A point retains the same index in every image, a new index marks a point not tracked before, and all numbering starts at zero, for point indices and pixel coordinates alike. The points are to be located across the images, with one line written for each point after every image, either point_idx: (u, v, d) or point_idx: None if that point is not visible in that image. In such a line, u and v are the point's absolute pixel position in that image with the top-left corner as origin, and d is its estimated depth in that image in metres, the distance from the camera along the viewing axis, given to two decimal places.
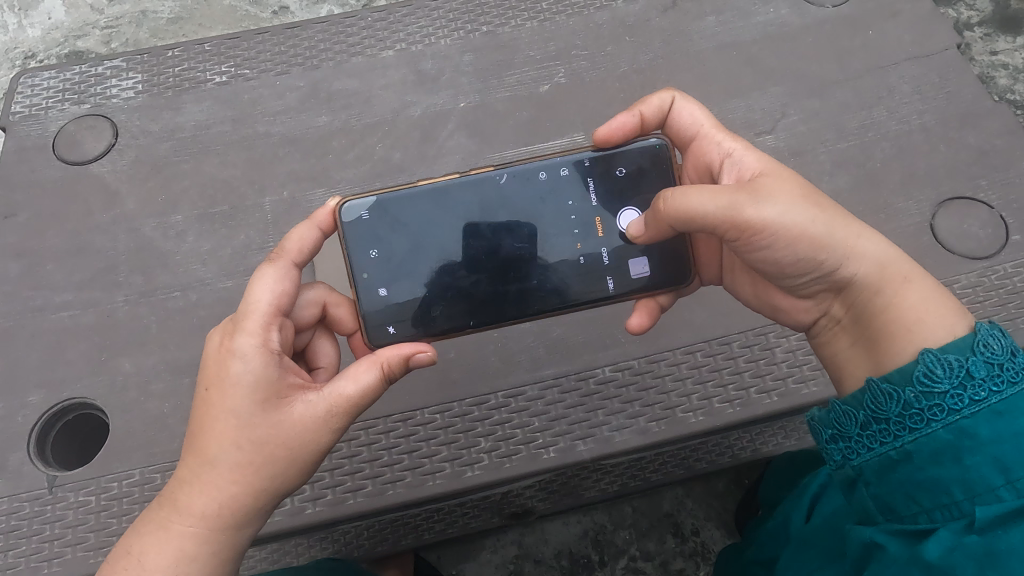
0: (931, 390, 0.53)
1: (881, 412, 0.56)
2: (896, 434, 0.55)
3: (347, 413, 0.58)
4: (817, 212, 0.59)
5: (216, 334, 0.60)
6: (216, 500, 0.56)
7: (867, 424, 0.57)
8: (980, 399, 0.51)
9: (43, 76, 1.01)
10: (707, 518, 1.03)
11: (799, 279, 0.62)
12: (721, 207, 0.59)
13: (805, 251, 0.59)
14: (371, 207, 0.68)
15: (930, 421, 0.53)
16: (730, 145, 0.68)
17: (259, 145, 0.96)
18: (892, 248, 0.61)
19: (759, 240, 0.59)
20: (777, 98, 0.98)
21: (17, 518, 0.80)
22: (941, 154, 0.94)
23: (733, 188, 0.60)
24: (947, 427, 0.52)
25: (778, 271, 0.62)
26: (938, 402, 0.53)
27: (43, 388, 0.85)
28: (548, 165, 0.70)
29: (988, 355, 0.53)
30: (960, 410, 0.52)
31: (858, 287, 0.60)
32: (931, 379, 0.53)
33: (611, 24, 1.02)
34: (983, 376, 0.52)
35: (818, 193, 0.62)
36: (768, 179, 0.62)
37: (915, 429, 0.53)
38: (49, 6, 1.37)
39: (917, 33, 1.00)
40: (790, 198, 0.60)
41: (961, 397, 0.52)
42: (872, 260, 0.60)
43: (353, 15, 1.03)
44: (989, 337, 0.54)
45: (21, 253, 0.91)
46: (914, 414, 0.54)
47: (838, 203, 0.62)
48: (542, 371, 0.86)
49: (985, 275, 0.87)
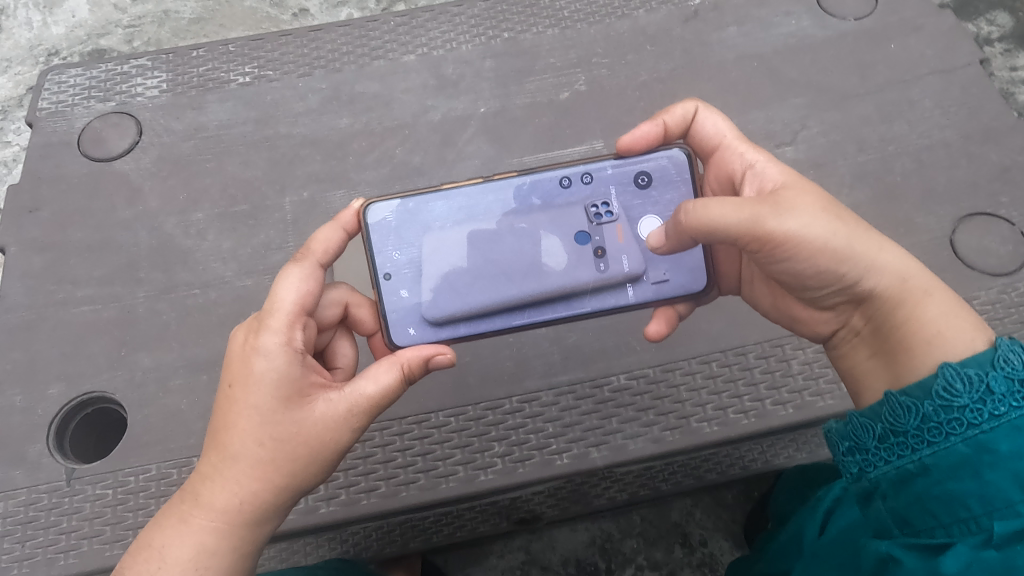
0: (950, 403, 0.53)
1: (899, 425, 0.56)
2: (913, 447, 0.55)
3: (366, 413, 0.59)
4: (838, 224, 0.60)
5: (241, 331, 0.60)
6: (238, 496, 0.56)
7: (886, 437, 0.57)
8: (1000, 413, 0.51)
9: (70, 73, 1.02)
10: (715, 529, 1.03)
11: (818, 290, 0.62)
12: (744, 219, 0.59)
13: (826, 264, 0.59)
14: (396, 209, 0.69)
15: (949, 435, 0.52)
16: (752, 157, 0.68)
17: (280, 145, 0.97)
18: (913, 262, 0.61)
19: (779, 251, 0.59)
20: (797, 110, 0.98)
21: (34, 510, 0.80)
22: (963, 169, 0.94)
23: (755, 200, 0.60)
24: (966, 441, 0.52)
25: (797, 281, 0.62)
26: (957, 416, 0.52)
27: (63, 381, 0.86)
28: (571, 171, 0.71)
29: (1009, 371, 0.52)
30: (979, 424, 0.51)
31: (878, 300, 0.60)
32: (951, 393, 0.53)
33: (633, 33, 1.03)
34: (1003, 392, 0.51)
35: (838, 205, 0.62)
36: (789, 191, 0.62)
37: (933, 443, 0.53)
38: (74, 4, 1.38)
39: (940, 48, 1.00)
40: (812, 211, 0.60)
41: (981, 412, 0.52)
42: (892, 273, 0.60)
43: (375, 20, 1.04)
44: (1010, 352, 0.53)
45: (44, 247, 0.92)
46: (933, 428, 0.53)
47: (860, 217, 0.62)
48: (557, 377, 0.86)
49: (1005, 292, 0.87)
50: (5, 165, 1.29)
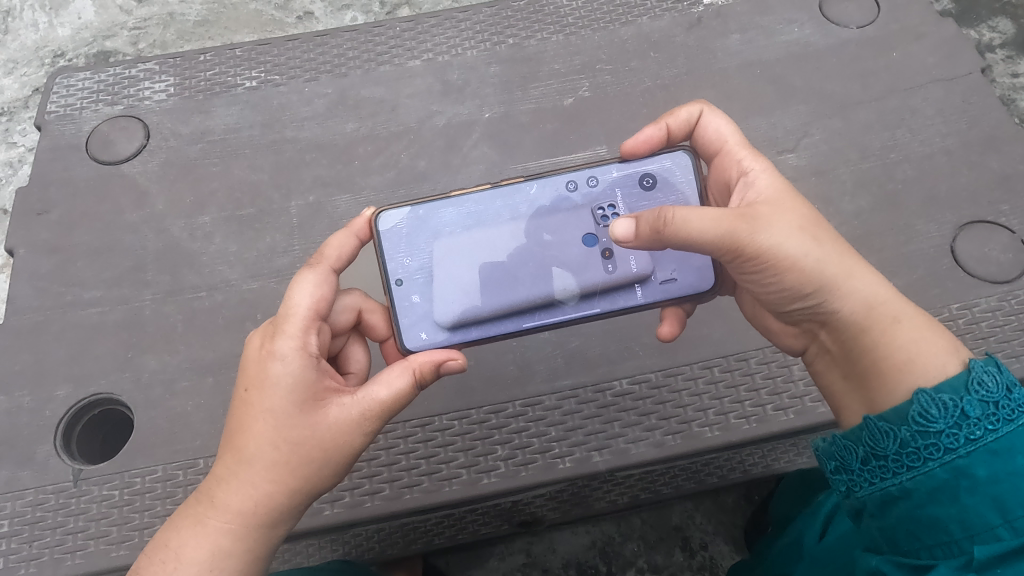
0: (927, 429, 0.54)
1: (879, 449, 0.57)
2: (894, 471, 0.56)
3: (378, 416, 0.60)
4: (812, 245, 0.62)
5: (257, 336, 0.62)
6: (253, 498, 0.58)
7: (867, 460, 0.58)
8: (975, 438, 0.53)
9: (78, 77, 1.03)
10: (715, 532, 1.04)
11: (789, 306, 0.64)
12: (718, 230, 0.61)
13: (796, 280, 0.62)
14: (407, 217, 0.71)
15: (928, 460, 0.54)
16: (750, 163, 0.68)
17: (286, 149, 0.98)
18: (886, 289, 0.62)
19: (752, 263, 0.62)
20: (799, 117, 0.98)
21: (41, 510, 0.81)
22: (964, 177, 0.94)
23: (732, 211, 0.62)
24: (944, 466, 0.53)
25: (769, 296, 0.64)
26: (934, 442, 0.54)
27: (71, 383, 0.87)
28: (577, 175, 0.73)
29: (983, 394, 0.54)
30: (956, 449, 0.53)
31: (848, 323, 0.62)
32: (927, 419, 0.55)
33: (636, 39, 1.03)
34: (978, 416, 0.53)
35: (820, 225, 0.64)
36: (769, 205, 0.64)
37: (912, 467, 0.55)
38: (80, 7, 1.39)
39: (941, 56, 1.01)
40: (786, 228, 0.62)
41: (957, 436, 0.53)
42: (861, 299, 0.61)
43: (381, 25, 1.05)
44: (984, 374, 0.55)
45: (52, 250, 0.93)
46: (911, 453, 0.55)
47: (837, 239, 0.63)
48: (560, 382, 0.87)
49: (1005, 300, 0.87)
50: (11, 165, 1.30)
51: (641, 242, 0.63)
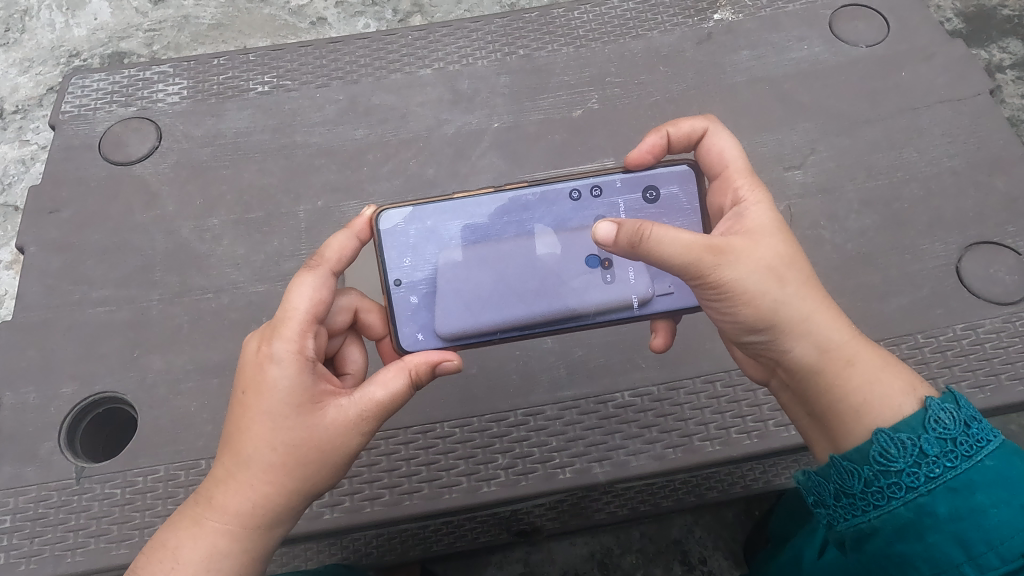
0: (887, 468, 0.58)
1: (847, 487, 0.61)
2: (863, 509, 0.60)
3: (376, 417, 0.62)
4: (777, 284, 0.63)
5: (254, 338, 0.63)
6: (250, 499, 0.60)
7: (839, 496, 0.62)
8: (935, 475, 0.57)
9: (94, 78, 1.04)
10: (715, 547, 1.04)
11: (748, 341, 0.66)
12: (687, 258, 0.62)
13: (757, 317, 0.63)
14: (407, 216, 0.73)
15: (891, 499, 0.58)
16: (746, 193, 0.69)
17: (296, 154, 0.98)
18: (843, 329, 0.65)
19: (715, 294, 0.63)
20: (806, 134, 0.99)
21: (43, 507, 0.81)
22: (971, 198, 0.94)
23: (704, 241, 0.63)
24: (906, 504, 0.57)
25: (733, 328, 0.66)
26: (896, 480, 0.58)
27: (76, 381, 0.88)
28: (580, 185, 0.75)
29: (940, 431, 0.58)
30: (917, 488, 0.57)
31: (805, 366, 0.64)
32: (887, 458, 0.58)
33: (646, 53, 1.04)
34: (937, 454, 0.57)
35: (793, 264, 0.65)
36: (745, 238, 0.65)
37: (878, 506, 0.58)
38: (96, 7, 1.40)
39: (951, 77, 1.01)
40: (755, 263, 0.63)
41: (917, 475, 0.57)
42: (816, 342, 0.64)
43: (393, 33, 1.06)
44: (941, 411, 0.59)
45: (62, 248, 0.94)
46: (876, 491, 0.59)
47: (804, 276, 0.65)
48: (561, 393, 0.87)
49: (1009, 321, 0.88)
50: (24, 162, 1.31)
51: (618, 249, 0.65)
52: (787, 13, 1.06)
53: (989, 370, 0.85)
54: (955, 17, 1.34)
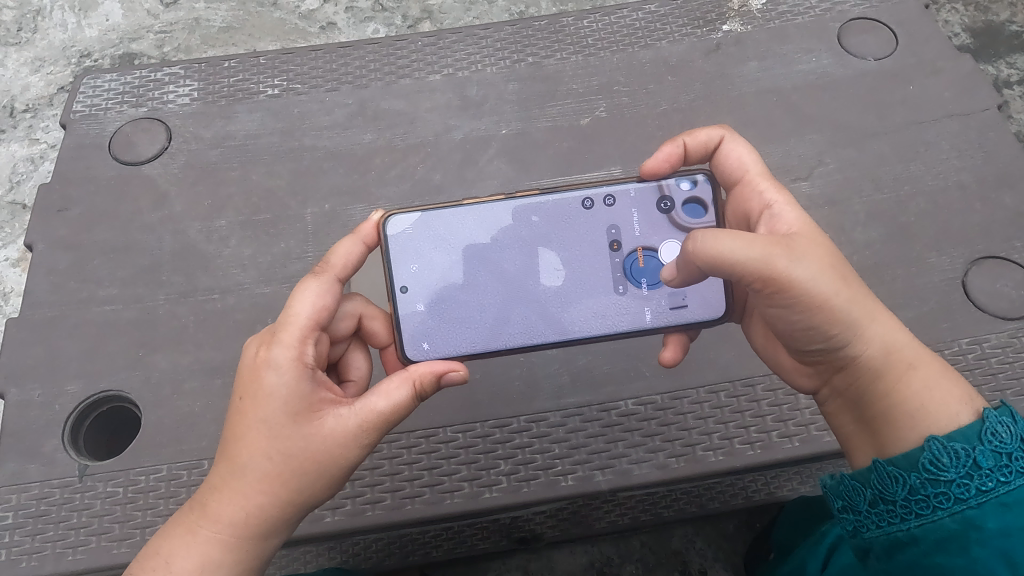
0: (937, 477, 0.59)
1: (888, 493, 0.62)
2: (902, 516, 0.61)
3: (375, 430, 0.62)
4: (842, 286, 0.62)
5: (254, 343, 0.63)
6: (243, 509, 0.60)
7: (875, 502, 0.63)
8: (987, 489, 0.57)
9: (105, 78, 1.04)
10: (715, 558, 1.03)
11: (809, 346, 0.66)
12: (755, 256, 0.61)
13: (824, 321, 0.63)
14: (414, 222, 0.73)
15: (937, 509, 0.59)
16: (772, 197, 0.69)
17: (304, 158, 0.99)
18: (903, 333, 0.65)
19: (781, 297, 0.62)
20: (813, 146, 0.99)
21: (46, 504, 0.82)
22: (978, 212, 0.94)
23: (770, 242, 0.62)
24: (953, 516, 0.58)
25: (792, 332, 0.65)
26: (944, 490, 0.58)
27: (81, 379, 0.88)
28: (593, 193, 0.75)
29: (996, 445, 0.59)
30: (967, 500, 0.58)
31: (864, 369, 0.64)
32: (938, 466, 0.59)
33: (655, 62, 1.04)
34: (990, 467, 0.58)
35: (846, 267, 0.65)
36: (803, 240, 0.64)
37: (920, 514, 0.60)
38: (108, 8, 1.41)
39: (958, 91, 1.01)
40: (820, 265, 0.62)
41: (968, 487, 0.58)
42: (879, 345, 0.64)
43: (404, 39, 1.06)
44: (998, 425, 0.59)
45: (70, 246, 0.94)
46: (921, 500, 0.59)
47: (859, 279, 0.65)
48: (565, 400, 0.87)
49: (1016, 337, 0.88)
50: (33, 161, 1.32)
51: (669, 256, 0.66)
52: (795, 26, 1.06)
53: (994, 385, 0.85)
54: (963, 32, 1.34)
